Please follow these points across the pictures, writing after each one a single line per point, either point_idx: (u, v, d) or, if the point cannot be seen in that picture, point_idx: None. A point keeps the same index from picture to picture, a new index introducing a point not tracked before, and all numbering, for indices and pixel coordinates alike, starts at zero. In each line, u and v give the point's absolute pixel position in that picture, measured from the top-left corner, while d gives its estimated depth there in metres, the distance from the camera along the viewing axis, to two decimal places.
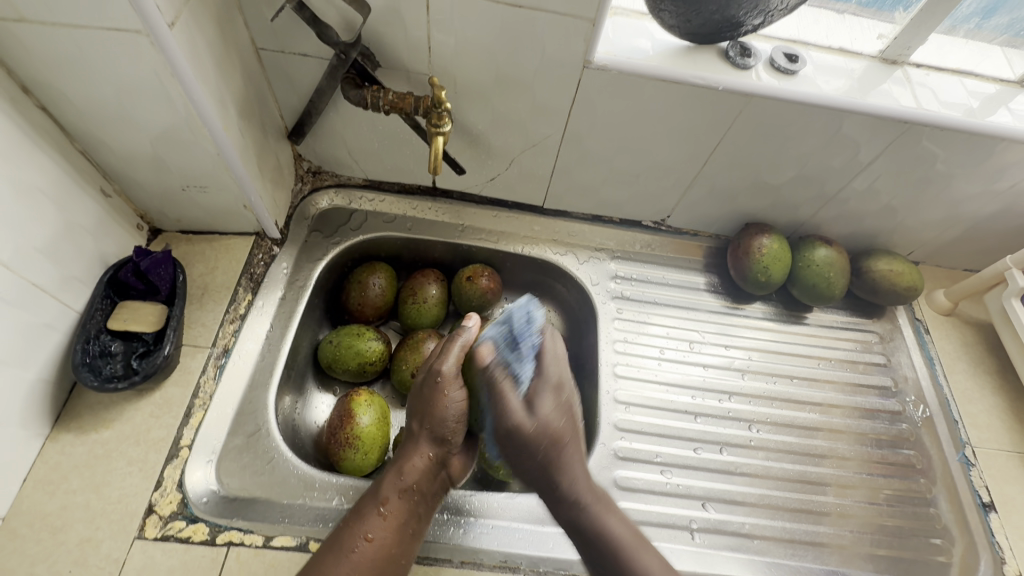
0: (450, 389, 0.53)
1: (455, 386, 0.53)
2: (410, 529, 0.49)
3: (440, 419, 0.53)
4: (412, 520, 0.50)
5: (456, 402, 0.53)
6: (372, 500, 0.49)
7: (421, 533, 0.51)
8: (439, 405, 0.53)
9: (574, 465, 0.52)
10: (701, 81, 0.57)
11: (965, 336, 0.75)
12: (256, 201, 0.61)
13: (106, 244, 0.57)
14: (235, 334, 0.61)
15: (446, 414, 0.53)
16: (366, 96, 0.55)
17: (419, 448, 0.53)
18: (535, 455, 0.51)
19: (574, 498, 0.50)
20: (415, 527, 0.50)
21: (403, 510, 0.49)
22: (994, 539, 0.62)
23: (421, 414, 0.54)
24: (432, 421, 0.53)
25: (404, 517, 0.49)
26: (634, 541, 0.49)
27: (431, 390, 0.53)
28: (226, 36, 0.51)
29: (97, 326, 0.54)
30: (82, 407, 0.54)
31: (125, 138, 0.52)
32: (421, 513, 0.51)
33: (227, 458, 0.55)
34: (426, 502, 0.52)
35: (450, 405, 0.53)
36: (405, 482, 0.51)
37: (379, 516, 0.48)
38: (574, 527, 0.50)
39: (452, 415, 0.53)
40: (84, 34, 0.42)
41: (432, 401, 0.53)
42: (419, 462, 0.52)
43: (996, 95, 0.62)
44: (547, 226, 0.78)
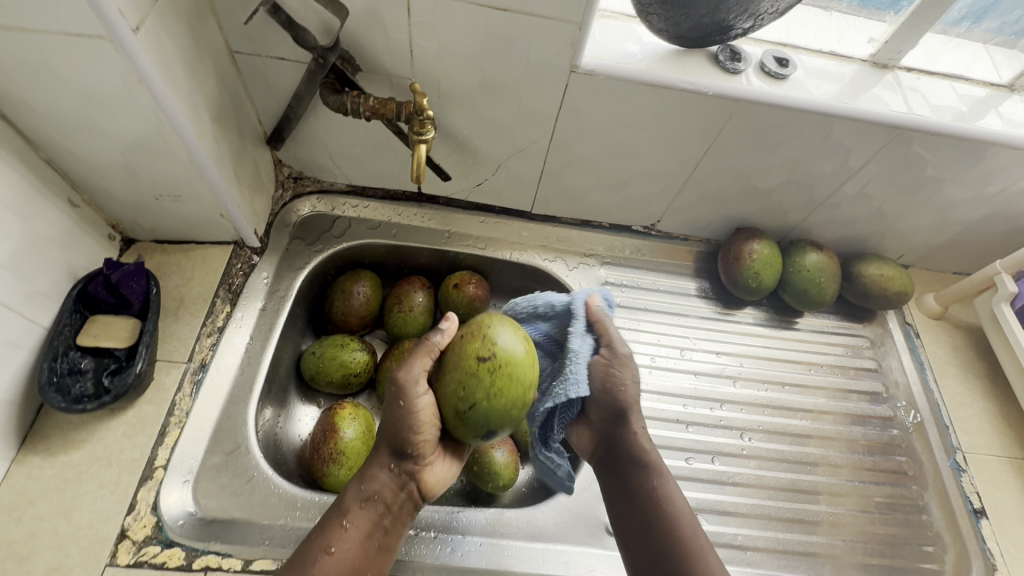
0: (410, 399, 0.49)
1: (415, 397, 0.49)
2: (375, 542, 0.48)
3: (400, 432, 0.50)
4: (376, 533, 0.49)
5: (419, 413, 0.50)
6: (334, 512, 0.49)
7: (388, 547, 0.49)
8: (399, 416, 0.50)
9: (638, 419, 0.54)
10: (690, 86, 0.56)
11: (955, 340, 0.75)
12: (234, 210, 0.59)
13: (75, 257, 0.55)
14: (213, 348, 0.59)
15: (409, 425, 0.50)
16: (346, 101, 0.53)
17: (381, 461, 0.52)
18: (609, 403, 0.53)
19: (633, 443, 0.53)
20: (380, 539, 0.49)
21: (366, 522, 0.48)
22: (985, 545, 0.62)
23: (382, 427, 0.52)
24: (392, 433, 0.51)
25: (368, 530, 0.48)
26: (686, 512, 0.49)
27: (391, 402, 0.51)
28: (198, 39, 0.49)
29: (66, 343, 0.52)
30: (51, 428, 0.52)
31: (92, 146, 0.49)
32: (386, 526, 0.49)
33: (204, 479, 0.53)
34: (392, 515, 0.50)
35: (411, 415, 0.50)
36: (367, 494, 0.50)
37: (341, 528, 0.47)
38: (623, 474, 0.52)
39: (414, 427, 0.50)
40: (42, 39, 0.39)
41: (393, 413, 0.50)
42: (382, 475, 0.51)
43: (985, 99, 0.61)
44: (536, 231, 0.77)
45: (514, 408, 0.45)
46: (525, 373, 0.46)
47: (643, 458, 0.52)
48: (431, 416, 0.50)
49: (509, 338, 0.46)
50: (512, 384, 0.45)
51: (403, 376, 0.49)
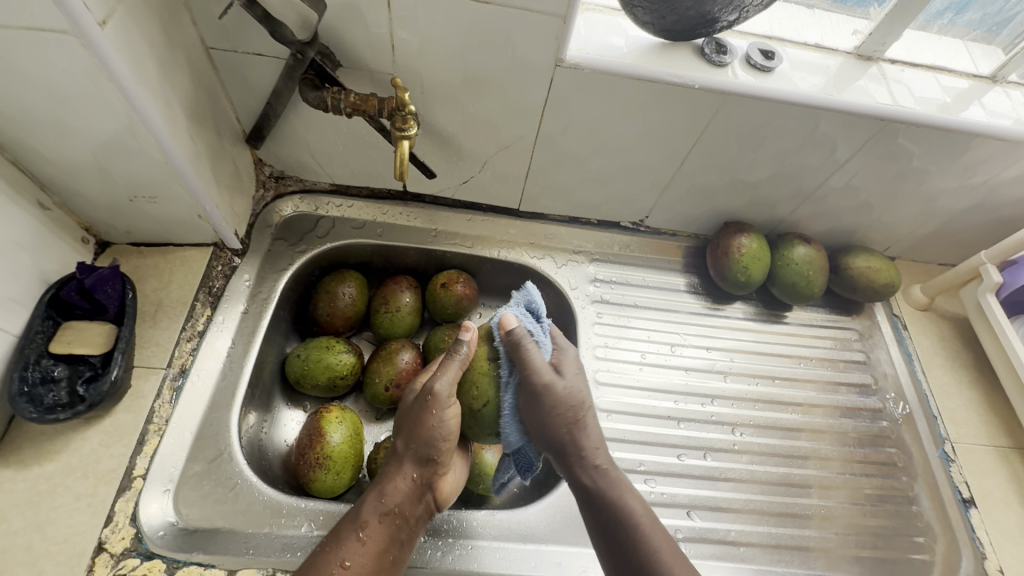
0: (440, 409, 0.51)
1: (446, 407, 0.51)
2: (391, 556, 0.49)
3: (428, 440, 0.51)
4: (392, 547, 0.49)
5: (444, 425, 0.51)
6: (351, 524, 0.49)
7: (403, 560, 0.50)
8: (426, 425, 0.51)
9: (593, 438, 0.55)
10: (676, 79, 0.55)
11: (941, 331, 0.76)
12: (212, 210, 0.58)
13: (45, 261, 0.53)
14: (194, 352, 0.58)
15: (433, 436, 0.51)
16: (325, 97, 0.52)
17: (403, 471, 0.52)
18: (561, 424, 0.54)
19: (589, 464, 0.54)
20: (396, 553, 0.49)
21: (383, 535, 0.49)
22: (975, 534, 0.62)
23: (405, 435, 0.52)
24: (416, 442, 0.51)
25: (384, 544, 0.48)
26: (646, 519, 0.51)
27: (418, 410, 0.51)
28: (170, 34, 0.47)
29: (38, 351, 0.50)
30: (23, 439, 0.50)
31: (61, 146, 0.48)
32: (403, 540, 0.50)
33: (186, 488, 0.52)
34: (409, 527, 0.51)
35: (437, 427, 0.51)
36: (387, 506, 0.50)
37: (357, 541, 0.48)
38: (589, 496, 0.53)
39: (438, 436, 0.51)
40: (2, 34, 0.38)
41: (419, 421, 0.51)
42: (401, 485, 0.51)
43: (969, 91, 0.62)
44: (524, 229, 0.76)
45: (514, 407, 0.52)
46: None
47: (599, 477, 0.53)
48: (454, 428, 0.52)
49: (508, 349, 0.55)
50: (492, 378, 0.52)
51: (435, 387, 0.50)
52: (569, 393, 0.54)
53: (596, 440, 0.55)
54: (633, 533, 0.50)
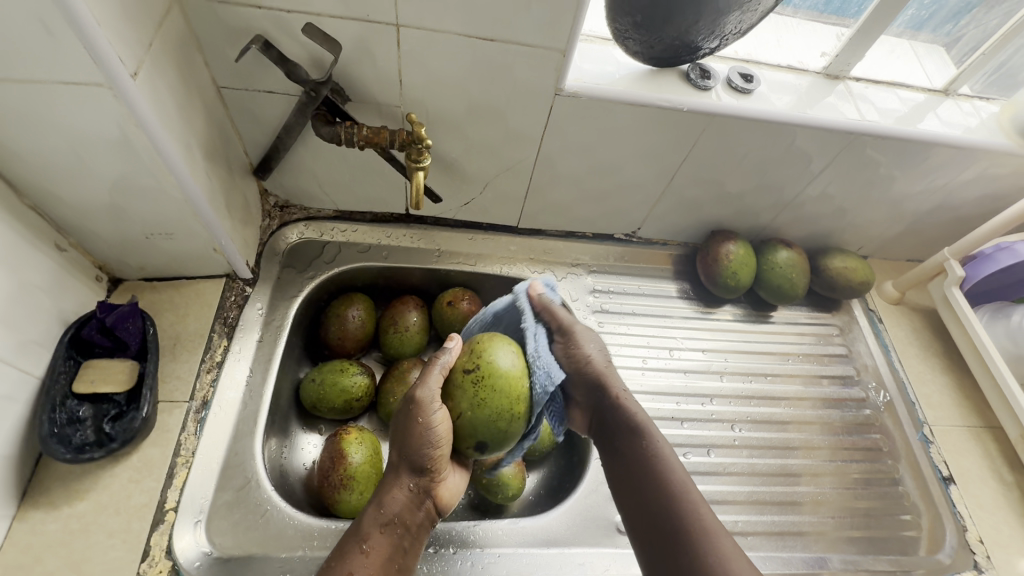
0: (427, 417, 0.50)
1: (434, 414, 0.50)
2: (395, 565, 0.49)
3: (417, 450, 0.50)
4: (397, 555, 0.49)
5: (435, 433, 0.50)
6: (353, 538, 0.49)
7: (408, 567, 0.50)
8: (416, 435, 0.50)
9: (623, 393, 0.55)
10: (666, 104, 0.59)
11: (914, 323, 0.82)
12: (227, 243, 0.59)
13: (64, 302, 0.53)
14: (214, 384, 0.59)
15: (425, 445, 0.50)
16: (339, 132, 0.54)
17: (401, 480, 0.52)
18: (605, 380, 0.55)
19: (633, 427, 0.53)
20: (401, 561, 0.49)
21: (386, 545, 0.49)
22: (956, 508, 0.67)
23: (398, 446, 0.52)
24: (409, 451, 0.51)
25: (388, 553, 0.49)
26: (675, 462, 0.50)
27: (409, 419, 0.51)
28: (187, 77, 0.49)
29: (63, 391, 0.51)
30: (51, 480, 0.50)
31: (81, 189, 0.49)
32: (406, 547, 0.50)
33: (216, 517, 0.53)
34: (411, 535, 0.51)
35: (429, 435, 0.50)
36: (387, 517, 0.50)
37: (361, 554, 0.48)
38: (612, 442, 0.53)
39: (431, 443, 0.50)
40: (37, 89, 0.39)
41: (410, 431, 0.50)
42: (401, 495, 0.51)
43: (924, 103, 0.68)
44: (523, 245, 0.79)
45: (500, 418, 0.49)
46: (515, 387, 0.49)
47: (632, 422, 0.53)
48: (448, 433, 0.50)
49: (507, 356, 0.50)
50: (494, 390, 0.48)
51: (419, 394, 0.51)
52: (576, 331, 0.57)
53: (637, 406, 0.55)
54: (657, 478, 0.49)
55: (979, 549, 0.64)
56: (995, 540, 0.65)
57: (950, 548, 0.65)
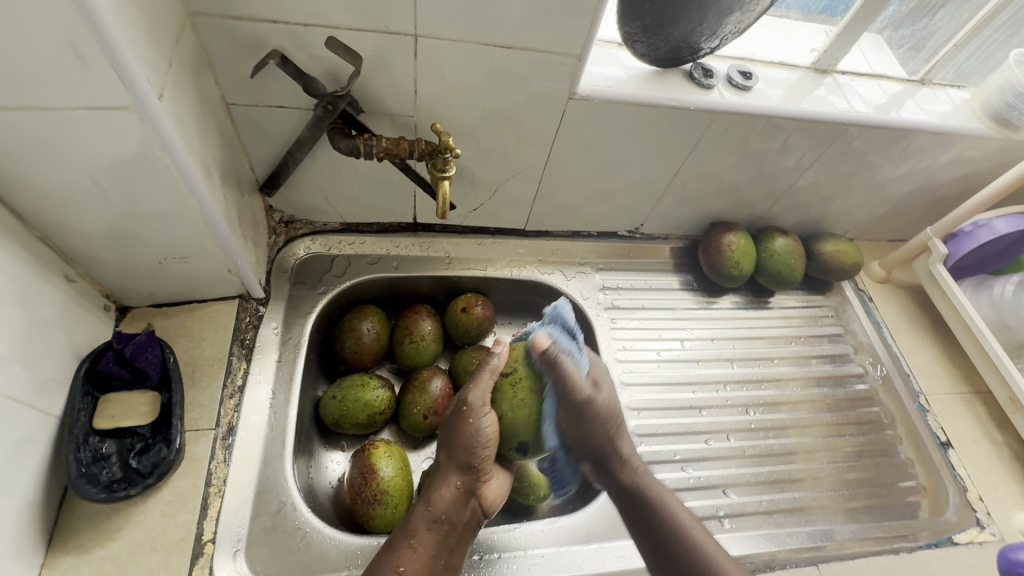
0: (479, 417, 0.53)
1: (483, 416, 0.53)
2: (440, 561, 0.52)
3: (468, 446, 0.53)
4: (443, 551, 0.52)
5: (484, 433, 0.53)
6: (402, 533, 0.52)
7: (452, 565, 0.53)
8: (467, 434, 0.53)
9: (626, 442, 0.63)
10: (674, 103, 0.61)
11: (902, 299, 0.86)
12: (242, 263, 0.57)
13: (76, 335, 0.51)
14: (238, 408, 0.57)
15: (474, 444, 0.54)
16: (358, 145, 0.53)
17: (448, 479, 0.55)
18: (602, 425, 0.62)
19: (635, 483, 0.59)
20: (446, 558, 0.53)
21: (432, 541, 0.52)
22: (956, 471, 0.71)
23: (447, 446, 0.55)
24: (457, 450, 0.54)
25: (434, 548, 0.52)
26: (689, 520, 0.57)
27: (459, 422, 0.54)
28: (200, 95, 0.47)
29: (84, 429, 0.49)
30: (79, 522, 0.48)
31: (96, 217, 0.47)
32: (451, 545, 0.53)
33: (255, 544, 0.51)
34: (456, 533, 0.54)
35: (478, 435, 0.53)
36: (434, 514, 0.53)
37: (410, 548, 0.51)
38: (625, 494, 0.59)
39: (480, 443, 0.54)
40: (58, 117, 0.37)
41: (460, 431, 0.54)
42: (447, 493, 0.54)
43: (902, 92, 0.71)
44: (531, 247, 0.80)
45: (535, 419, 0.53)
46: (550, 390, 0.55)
47: (645, 485, 0.59)
48: (495, 433, 0.54)
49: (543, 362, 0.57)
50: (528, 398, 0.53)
51: (469, 398, 0.54)
52: (618, 375, 0.65)
53: (631, 451, 0.63)
54: (677, 534, 0.56)
55: (980, 507, 0.69)
56: (993, 497, 0.69)
57: (953, 507, 0.69)
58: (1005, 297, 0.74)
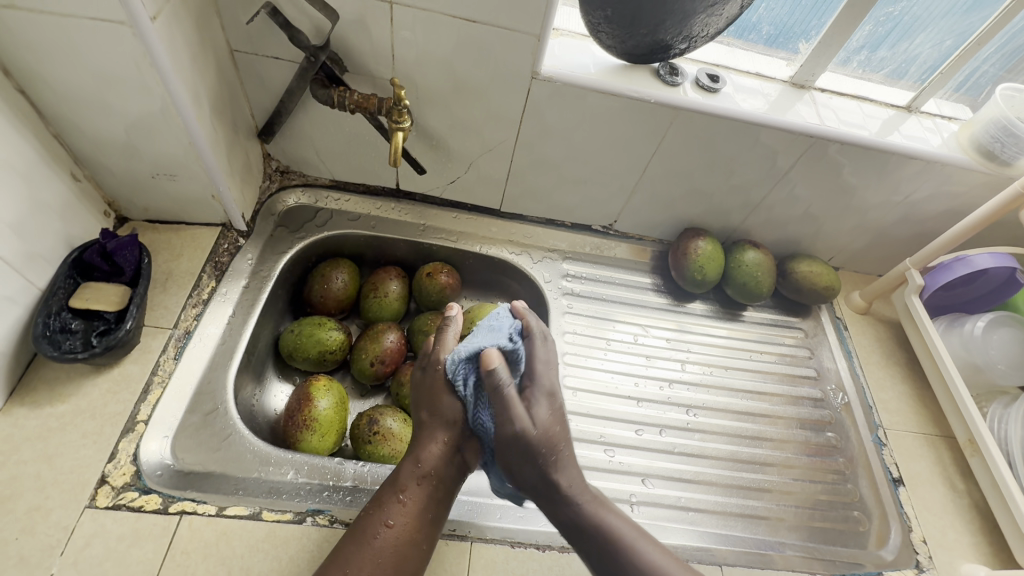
0: (450, 375, 0.54)
1: (454, 372, 0.54)
2: (430, 515, 0.50)
3: (444, 403, 0.53)
4: (432, 506, 0.50)
5: (461, 387, 0.53)
6: (391, 487, 0.51)
7: (442, 519, 0.51)
8: (443, 391, 0.52)
9: (569, 466, 0.51)
10: (635, 95, 0.64)
11: (878, 332, 0.84)
12: (224, 191, 0.65)
13: (73, 226, 0.59)
14: (197, 318, 0.64)
15: (453, 397, 0.53)
16: (333, 95, 0.60)
17: (435, 434, 0.52)
18: (534, 462, 0.50)
19: (570, 497, 0.50)
20: (437, 512, 0.50)
21: (422, 496, 0.50)
22: (902, 509, 0.68)
23: (430, 403, 0.53)
24: (439, 405, 0.52)
25: (424, 502, 0.50)
26: (636, 537, 0.49)
27: (433, 379, 0.54)
28: (203, 34, 0.56)
29: (59, 303, 0.56)
30: (40, 382, 0.56)
31: (101, 123, 0.55)
32: (441, 498, 0.51)
33: (183, 435, 0.56)
34: (447, 486, 0.52)
35: (454, 391, 0.53)
36: (423, 470, 0.51)
37: (398, 503, 0.49)
38: (571, 530, 0.50)
39: (458, 398, 0.52)
40: (73, 24, 0.46)
41: (436, 388, 0.53)
42: (436, 449, 0.52)
43: (888, 118, 0.71)
44: (504, 227, 0.83)
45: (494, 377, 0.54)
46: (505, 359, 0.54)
47: (590, 514, 0.50)
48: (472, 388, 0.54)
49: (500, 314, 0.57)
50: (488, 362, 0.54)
51: (439, 357, 0.54)
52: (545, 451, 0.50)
53: (572, 475, 0.51)
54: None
55: (922, 549, 0.65)
56: (939, 541, 0.66)
57: (894, 545, 0.65)
58: (974, 335, 0.71)
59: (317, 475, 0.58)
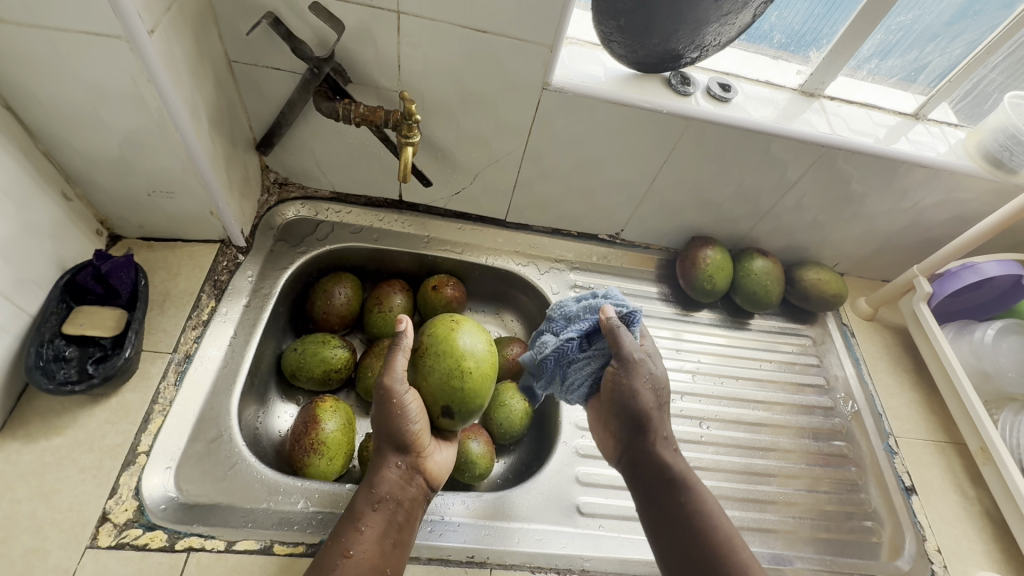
0: (401, 396, 0.50)
1: (405, 393, 0.51)
2: (390, 541, 0.48)
3: (396, 426, 0.51)
4: (393, 531, 0.48)
5: (410, 410, 0.51)
6: (348, 518, 0.49)
7: (404, 544, 0.49)
8: (395, 413, 0.50)
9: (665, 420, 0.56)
10: (647, 105, 0.63)
11: (884, 338, 0.84)
12: (223, 207, 0.62)
13: (64, 248, 0.56)
14: (198, 340, 0.61)
15: (402, 421, 0.51)
16: (338, 108, 0.58)
17: (388, 460, 0.51)
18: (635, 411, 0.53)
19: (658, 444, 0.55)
20: (398, 536, 0.49)
21: (381, 522, 0.48)
22: (915, 518, 0.68)
23: (377, 431, 0.52)
24: (390, 430, 0.51)
25: (383, 528, 0.48)
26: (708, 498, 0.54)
27: (381, 403, 0.51)
28: (200, 45, 0.53)
29: (52, 330, 0.53)
30: (33, 415, 0.53)
31: (93, 140, 0.52)
32: (402, 523, 0.49)
33: (186, 465, 0.54)
34: (406, 511, 0.50)
35: (404, 411, 0.50)
36: (379, 495, 0.50)
37: (357, 531, 0.47)
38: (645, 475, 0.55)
39: (410, 418, 0.51)
40: (64, 38, 0.43)
41: (383, 412, 0.51)
42: (391, 474, 0.51)
43: (897, 126, 0.71)
44: (509, 238, 0.82)
45: (453, 383, 0.51)
46: (466, 361, 0.51)
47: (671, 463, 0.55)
48: (421, 409, 0.52)
49: (472, 335, 0.53)
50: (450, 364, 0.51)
51: (387, 382, 0.51)
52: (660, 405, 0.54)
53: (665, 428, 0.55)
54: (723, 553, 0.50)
55: (936, 559, 0.65)
56: (953, 551, 0.66)
57: (908, 555, 0.66)
58: (984, 342, 0.72)
59: (328, 503, 0.55)
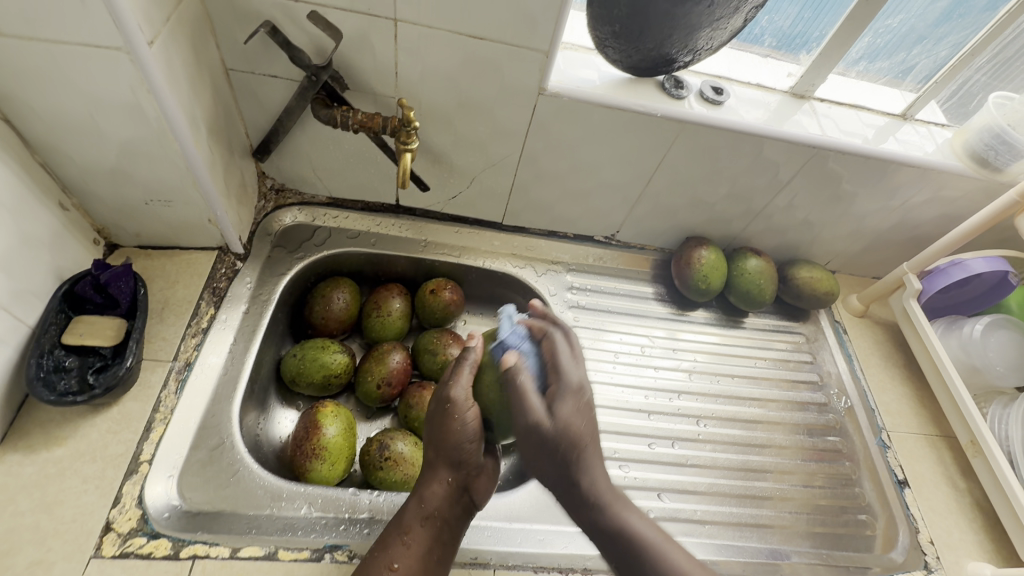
0: (463, 411, 0.52)
1: (466, 409, 0.52)
2: (435, 556, 0.50)
3: (453, 443, 0.52)
4: (437, 548, 0.50)
5: (468, 427, 0.52)
6: (395, 529, 0.50)
7: (446, 560, 0.51)
8: (452, 431, 0.52)
9: (594, 465, 0.50)
10: (642, 109, 0.64)
11: (876, 334, 0.85)
12: (221, 215, 0.62)
13: (62, 258, 0.56)
14: (198, 348, 0.61)
15: (459, 439, 0.52)
16: (335, 115, 0.58)
17: (439, 474, 0.53)
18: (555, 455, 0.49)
19: (593, 497, 0.49)
20: (441, 553, 0.50)
21: (426, 538, 0.50)
22: (909, 511, 0.69)
23: (434, 445, 0.53)
24: (445, 447, 0.52)
25: (428, 545, 0.50)
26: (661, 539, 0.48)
27: (442, 418, 0.53)
28: (198, 54, 0.53)
29: (52, 340, 0.53)
30: (33, 426, 0.53)
31: (91, 151, 0.52)
32: (445, 540, 0.51)
33: (189, 473, 0.54)
34: (450, 528, 0.51)
35: (463, 429, 0.52)
36: (427, 511, 0.51)
37: (402, 544, 0.49)
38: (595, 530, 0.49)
39: (466, 438, 0.52)
40: (63, 50, 0.43)
41: (443, 428, 0.52)
42: (440, 489, 0.52)
43: (885, 126, 0.72)
44: (506, 241, 0.82)
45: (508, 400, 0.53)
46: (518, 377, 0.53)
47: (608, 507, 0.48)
48: (479, 428, 0.53)
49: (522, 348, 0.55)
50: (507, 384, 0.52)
51: (450, 394, 0.53)
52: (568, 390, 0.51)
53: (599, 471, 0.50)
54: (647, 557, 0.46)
55: (929, 550, 0.67)
56: (945, 541, 0.67)
57: (902, 547, 0.67)
58: (973, 338, 0.73)
59: (331, 507, 0.56)
